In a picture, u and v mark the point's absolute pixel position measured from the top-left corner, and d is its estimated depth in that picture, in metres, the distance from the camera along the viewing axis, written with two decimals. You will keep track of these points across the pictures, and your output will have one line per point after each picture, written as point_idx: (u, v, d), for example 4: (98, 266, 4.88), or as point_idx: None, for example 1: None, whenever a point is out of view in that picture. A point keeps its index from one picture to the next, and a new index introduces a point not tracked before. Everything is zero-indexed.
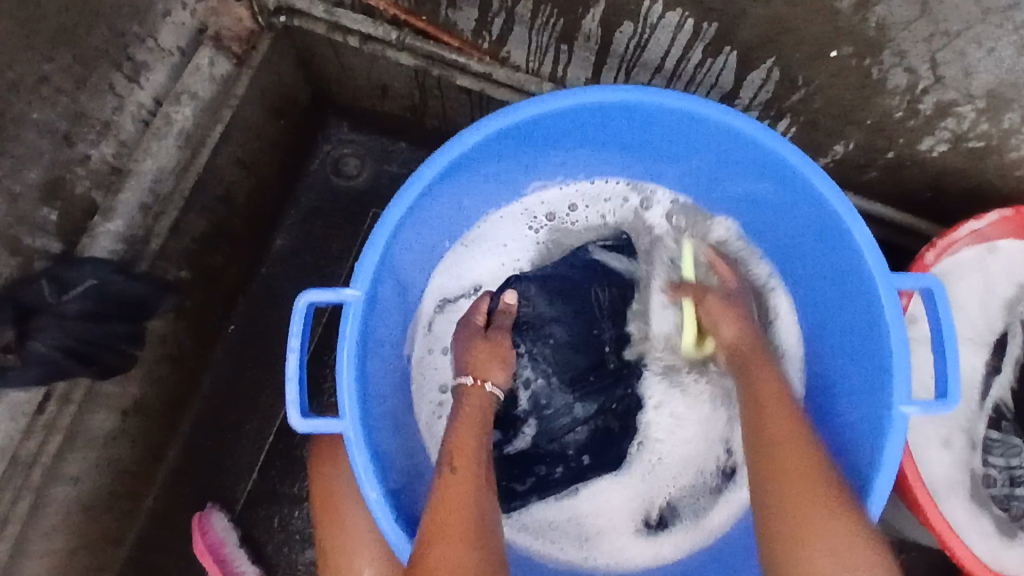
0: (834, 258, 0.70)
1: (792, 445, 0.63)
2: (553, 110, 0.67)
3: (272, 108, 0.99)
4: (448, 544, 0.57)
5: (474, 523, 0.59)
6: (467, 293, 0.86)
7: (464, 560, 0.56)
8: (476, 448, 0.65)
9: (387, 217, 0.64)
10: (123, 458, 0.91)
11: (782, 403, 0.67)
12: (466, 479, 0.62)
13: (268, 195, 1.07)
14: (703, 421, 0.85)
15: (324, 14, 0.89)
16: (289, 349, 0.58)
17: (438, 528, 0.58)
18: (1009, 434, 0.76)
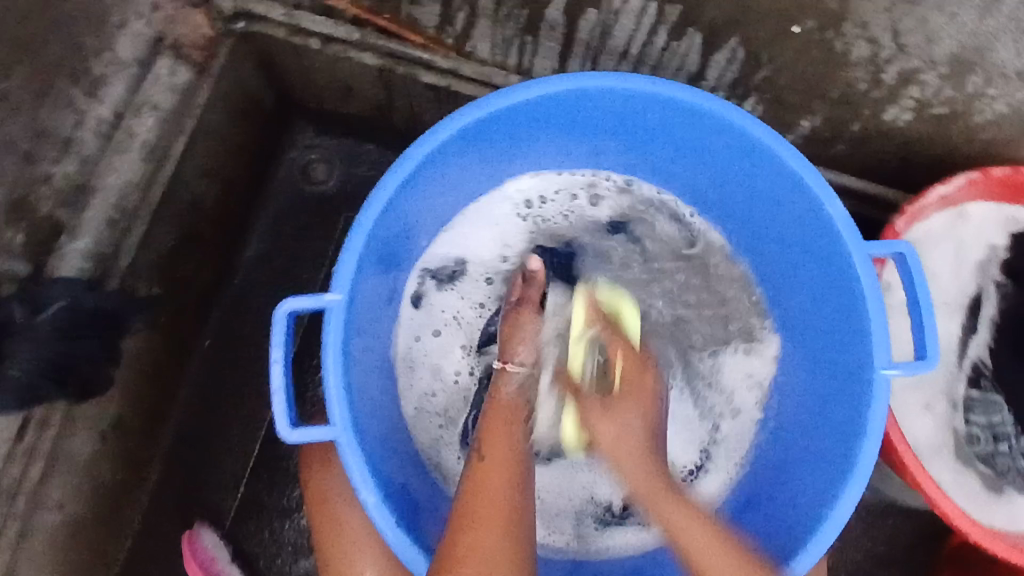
0: (808, 235, 0.70)
1: (687, 528, 0.61)
2: (524, 101, 0.67)
3: (236, 114, 0.97)
4: (483, 531, 0.56)
5: (511, 511, 0.58)
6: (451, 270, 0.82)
7: (496, 552, 0.55)
8: (507, 443, 0.63)
9: (362, 218, 0.63)
10: (107, 481, 0.89)
11: (651, 482, 0.63)
12: (500, 468, 0.60)
13: (235, 205, 1.05)
14: (749, 394, 0.81)
15: (283, 17, 0.88)
16: (274, 360, 0.57)
17: (470, 514, 0.57)
18: (989, 391, 0.76)
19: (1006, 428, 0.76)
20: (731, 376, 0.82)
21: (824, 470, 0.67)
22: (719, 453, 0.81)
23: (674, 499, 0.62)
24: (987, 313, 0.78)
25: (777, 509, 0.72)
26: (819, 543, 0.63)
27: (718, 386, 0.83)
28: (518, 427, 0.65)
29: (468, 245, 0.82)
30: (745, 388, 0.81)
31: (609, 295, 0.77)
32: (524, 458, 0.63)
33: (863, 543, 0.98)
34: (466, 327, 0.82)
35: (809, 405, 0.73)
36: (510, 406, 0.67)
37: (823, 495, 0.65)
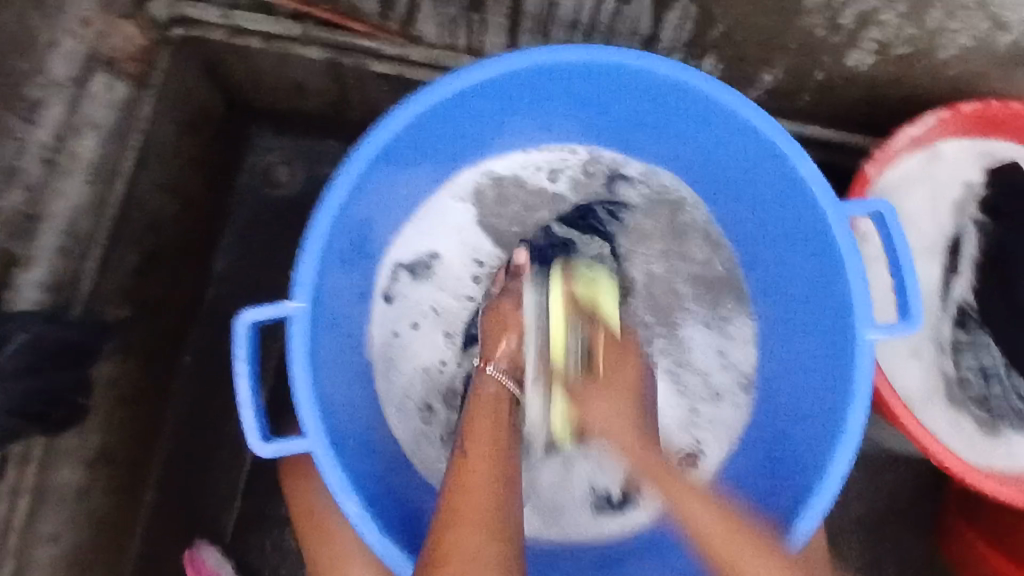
0: (780, 196, 0.68)
1: (672, 481, 0.63)
2: (474, 83, 0.64)
3: (187, 124, 0.94)
4: (462, 531, 0.54)
5: (491, 510, 0.55)
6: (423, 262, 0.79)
7: (481, 556, 0.53)
8: (489, 441, 0.60)
9: (318, 220, 0.60)
10: (100, 508, 0.87)
11: (624, 430, 0.66)
12: (483, 463, 0.58)
13: (198, 217, 1.02)
14: (726, 376, 0.78)
15: (219, 18, 0.85)
16: (239, 377, 0.56)
17: (450, 515, 0.55)
18: (977, 333, 0.74)
19: (998, 368, 0.73)
20: (702, 357, 0.79)
21: (815, 435, 0.65)
22: (703, 433, 0.77)
23: (651, 448, 0.65)
24: (968, 253, 0.76)
25: (770, 479, 0.70)
26: (816, 509, 0.61)
27: (691, 368, 0.79)
28: (503, 422, 0.63)
29: (438, 237, 0.80)
30: (719, 369, 0.78)
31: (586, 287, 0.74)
32: (510, 455, 0.61)
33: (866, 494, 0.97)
34: (444, 317, 0.79)
35: (795, 369, 0.72)
36: (492, 401, 0.64)
37: (817, 462, 0.63)
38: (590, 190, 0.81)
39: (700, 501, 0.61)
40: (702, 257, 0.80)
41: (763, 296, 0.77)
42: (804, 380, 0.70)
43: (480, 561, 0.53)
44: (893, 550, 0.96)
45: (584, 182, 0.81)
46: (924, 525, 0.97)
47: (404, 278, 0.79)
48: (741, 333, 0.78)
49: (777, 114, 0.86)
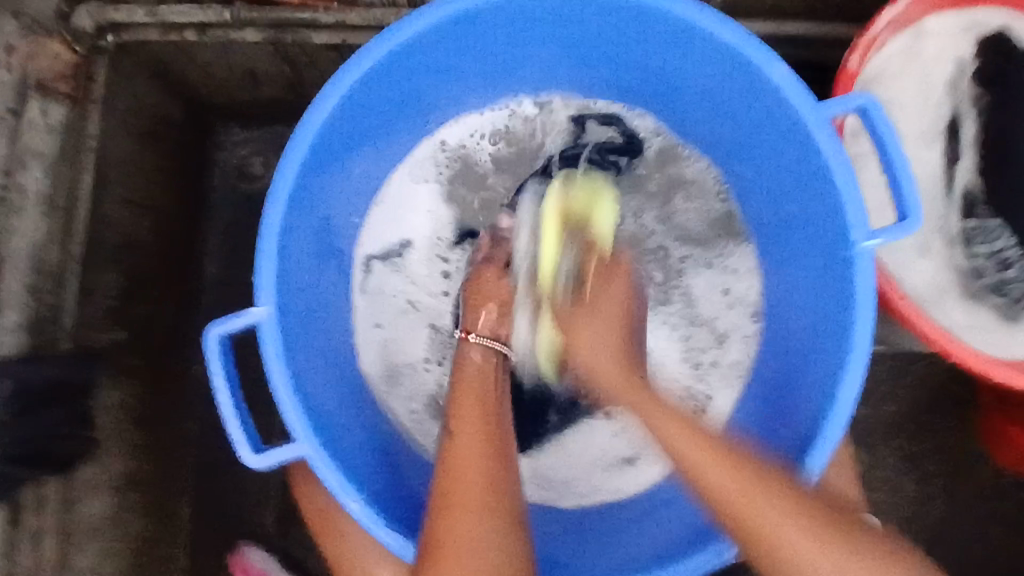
0: (757, 110, 0.63)
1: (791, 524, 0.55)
2: (407, 40, 0.60)
3: (146, 133, 0.91)
4: (459, 511, 0.54)
5: (487, 484, 0.55)
6: (394, 249, 0.76)
7: (478, 529, 0.53)
8: (476, 421, 0.58)
9: (268, 216, 0.57)
10: (132, 528, 0.88)
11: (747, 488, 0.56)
12: (475, 436, 0.57)
13: (176, 225, 0.99)
14: (733, 314, 0.75)
15: (146, 17, 0.80)
16: (218, 391, 0.54)
17: (445, 496, 0.55)
18: (987, 218, 0.70)
19: (1011, 252, 0.70)
20: (708, 301, 0.76)
21: (822, 355, 0.62)
22: (717, 378, 0.75)
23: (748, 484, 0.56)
24: (966, 134, 0.71)
25: (779, 413, 0.68)
26: (832, 433, 0.58)
27: (700, 318, 0.76)
28: (493, 396, 0.61)
29: (407, 220, 0.76)
30: (726, 308, 0.75)
31: (584, 189, 0.70)
32: (502, 427, 0.59)
33: (883, 387, 0.97)
34: (424, 306, 0.76)
35: (795, 294, 0.68)
36: (477, 376, 0.62)
37: (826, 385, 0.60)
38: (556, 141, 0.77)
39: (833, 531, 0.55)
40: (686, 195, 0.77)
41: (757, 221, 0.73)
42: (806, 302, 0.66)
43: (481, 538, 0.53)
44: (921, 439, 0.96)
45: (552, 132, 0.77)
46: (944, 408, 0.97)
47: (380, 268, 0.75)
48: (740, 263, 0.75)
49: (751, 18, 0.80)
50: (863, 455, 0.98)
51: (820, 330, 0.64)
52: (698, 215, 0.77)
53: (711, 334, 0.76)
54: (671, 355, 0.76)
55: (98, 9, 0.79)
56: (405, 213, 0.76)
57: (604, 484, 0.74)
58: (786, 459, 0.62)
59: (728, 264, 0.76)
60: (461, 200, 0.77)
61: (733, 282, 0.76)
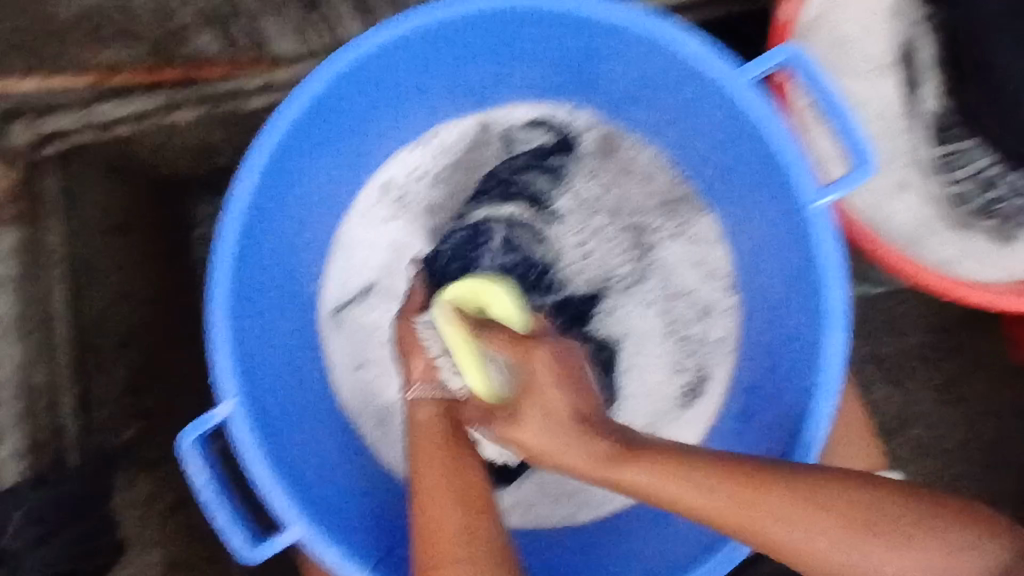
0: (689, 84, 0.60)
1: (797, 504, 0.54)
2: (316, 96, 0.58)
3: (118, 224, 0.89)
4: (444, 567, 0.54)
5: (460, 527, 0.55)
6: (361, 295, 0.74)
7: (461, 565, 0.54)
8: (440, 479, 0.58)
9: (214, 310, 0.56)
10: None
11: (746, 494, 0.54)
12: (438, 484, 0.58)
13: (181, 303, 0.98)
14: (710, 287, 0.72)
15: (79, 121, 0.80)
16: (200, 489, 0.55)
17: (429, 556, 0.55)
18: (960, 141, 0.66)
19: (992, 170, 0.66)
20: (682, 274, 0.73)
21: (806, 321, 0.60)
22: (707, 355, 0.73)
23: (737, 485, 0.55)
24: (928, 56, 0.66)
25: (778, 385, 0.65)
26: (826, 402, 0.57)
27: (677, 293, 0.74)
28: (452, 450, 0.61)
29: (366, 264, 0.74)
30: (702, 281, 0.73)
31: (462, 291, 0.67)
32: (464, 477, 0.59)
33: (879, 321, 0.96)
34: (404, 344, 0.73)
35: (770, 265, 0.65)
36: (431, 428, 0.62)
37: (810, 348, 0.59)
38: (488, 160, 0.75)
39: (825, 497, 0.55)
40: (646, 180, 0.73)
41: (714, 194, 0.70)
42: (777, 269, 0.64)
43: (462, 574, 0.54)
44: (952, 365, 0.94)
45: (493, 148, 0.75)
46: (942, 327, 0.96)
47: (345, 319, 0.73)
48: (705, 233, 0.72)
49: None
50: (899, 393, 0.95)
51: (801, 297, 0.61)
52: (659, 198, 0.73)
53: (692, 309, 0.73)
54: (654, 337, 0.74)
55: (34, 123, 0.79)
56: (363, 258, 0.74)
57: (618, 491, 0.74)
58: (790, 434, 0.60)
59: (692, 234, 0.73)
60: (416, 232, 0.74)
61: (706, 257, 0.73)
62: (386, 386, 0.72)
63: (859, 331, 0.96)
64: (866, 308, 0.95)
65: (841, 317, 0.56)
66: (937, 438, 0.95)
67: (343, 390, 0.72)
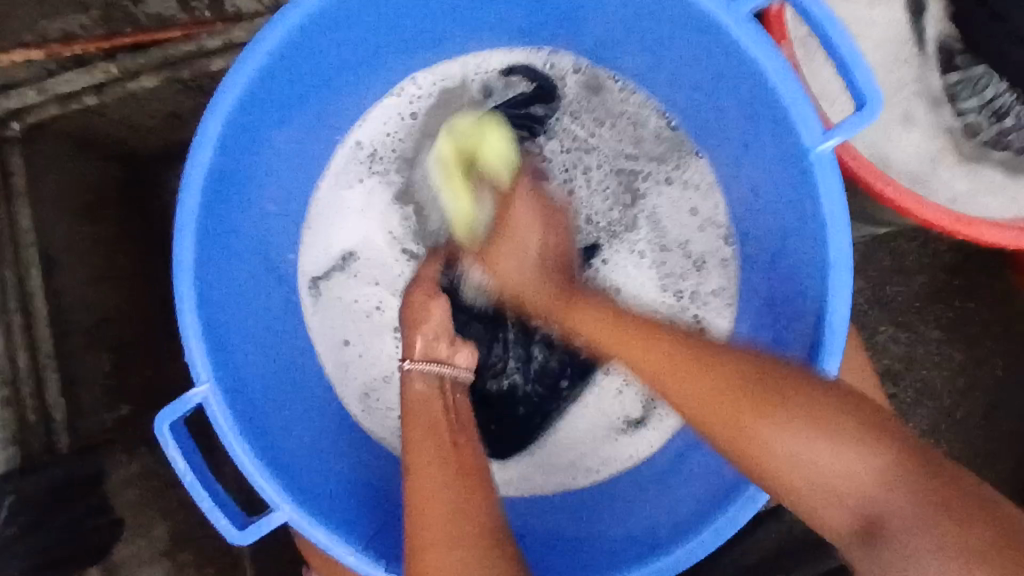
0: (675, 20, 0.55)
1: (773, 416, 0.52)
2: (270, 55, 0.54)
3: (90, 198, 0.86)
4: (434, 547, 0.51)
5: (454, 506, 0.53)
6: (340, 263, 0.72)
7: (451, 536, 0.52)
8: (430, 447, 0.56)
9: (179, 292, 0.53)
10: None
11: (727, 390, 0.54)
12: (427, 461, 0.56)
13: (159, 281, 0.96)
14: (706, 235, 0.70)
15: (37, 96, 0.76)
16: (183, 475, 0.52)
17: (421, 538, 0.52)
18: (969, 66, 0.62)
19: (1005, 98, 0.62)
20: (675, 222, 0.71)
21: (803, 268, 0.57)
22: (705, 307, 0.70)
23: (717, 376, 0.55)
24: None
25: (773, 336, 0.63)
26: (830, 355, 0.54)
27: (671, 241, 0.72)
28: (443, 423, 0.59)
29: (345, 229, 0.72)
30: (698, 230, 0.70)
31: (468, 131, 0.68)
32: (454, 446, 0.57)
33: (886, 262, 0.92)
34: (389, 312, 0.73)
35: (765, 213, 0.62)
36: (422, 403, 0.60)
37: (812, 298, 0.56)
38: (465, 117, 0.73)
39: (802, 394, 0.52)
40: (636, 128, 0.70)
41: (707, 138, 0.66)
42: (773, 217, 0.61)
43: (453, 546, 0.51)
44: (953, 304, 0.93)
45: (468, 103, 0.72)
46: (952, 264, 0.92)
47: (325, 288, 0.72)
48: (698, 177, 0.69)
49: None
50: (903, 334, 0.93)
51: (796, 243, 0.58)
52: (646, 144, 0.71)
53: (687, 259, 0.71)
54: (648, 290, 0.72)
55: None
56: (340, 223, 0.72)
57: (618, 451, 0.72)
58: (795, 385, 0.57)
59: (686, 180, 0.70)
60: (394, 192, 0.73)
61: (699, 207, 0.70)
62: (375, 352, 0.72)
63: (866, 272, 0.93)
64: (872, 249, 0.92)
65: (844, 265, 0.53)
66: (947, 377, 0.93)
67: (329, 361, 0.71)
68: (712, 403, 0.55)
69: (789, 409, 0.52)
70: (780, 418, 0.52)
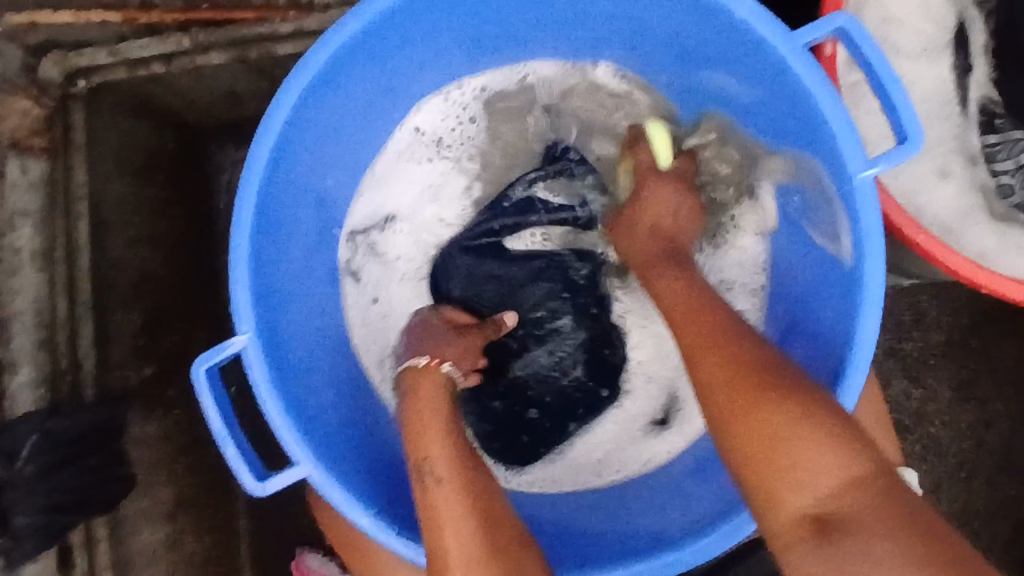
0: (738, 46, 0.59)
1: (786, 416, 0.52)
2: (350, 37, 0.58)
3: (142, 159, 0.89)
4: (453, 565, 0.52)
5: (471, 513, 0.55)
6: (377, 224, 0.77)
7: (485, 549, 0.53)
8: (443, 452, 0.58)
9: (236, 246, 0.57)
10: (197, 551, 0.88)
11: (754, 381, 0.55)
12: (445, 469, 0.57)
13: (196, 252, 0.98)
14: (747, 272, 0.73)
15: (111, 57, 0.79)
16: (211, 422, 0.56)
17: (438, 551, 0.53)
18: (1009, 130, 0.65)
19: None
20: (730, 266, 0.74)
21: (836, 291, 0.60)
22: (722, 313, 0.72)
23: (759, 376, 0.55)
24: (977, 41, 0.66)
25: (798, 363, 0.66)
26: (856, 369, 0.55)
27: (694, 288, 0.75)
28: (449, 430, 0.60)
29: (396, 198, 0.77)
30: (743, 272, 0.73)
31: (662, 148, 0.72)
32: (472, 462, 0.59)
33: (905, 315, 0.95)
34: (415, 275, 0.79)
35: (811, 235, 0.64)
36: (433, 407, 0.62)
37: (844, 329, 0.58)
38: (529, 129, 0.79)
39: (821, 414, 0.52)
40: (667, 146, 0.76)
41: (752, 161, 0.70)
42: (813, 238, 0.63)
43: (489, 557, 0.53)
44: (967, 365, 0.94)
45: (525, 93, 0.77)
46: (971, 326, 0.94)
47: (364, 244, 0.76)
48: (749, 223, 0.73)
49: None
50: (916, 389, 0.95)
51: (834, 272, 0.60)
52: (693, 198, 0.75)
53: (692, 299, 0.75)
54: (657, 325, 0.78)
55: (65, 58, 0.77)
56: (392, 193, 0.77)
57: (629, 459, 0.74)
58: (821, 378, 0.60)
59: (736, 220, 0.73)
60: (456, 175, 0.79)
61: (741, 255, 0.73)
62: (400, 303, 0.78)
63: (886, 323, 0.95)
64: (894, 301, 0.94)
65: (875, 295, 0.55)
66: (953, 435, 0.95)
67: (358, 321, 0.74)
68: (745, 408, 0.54)
69: (808, 415, 0.52)
70: (796, 422, 0.52)
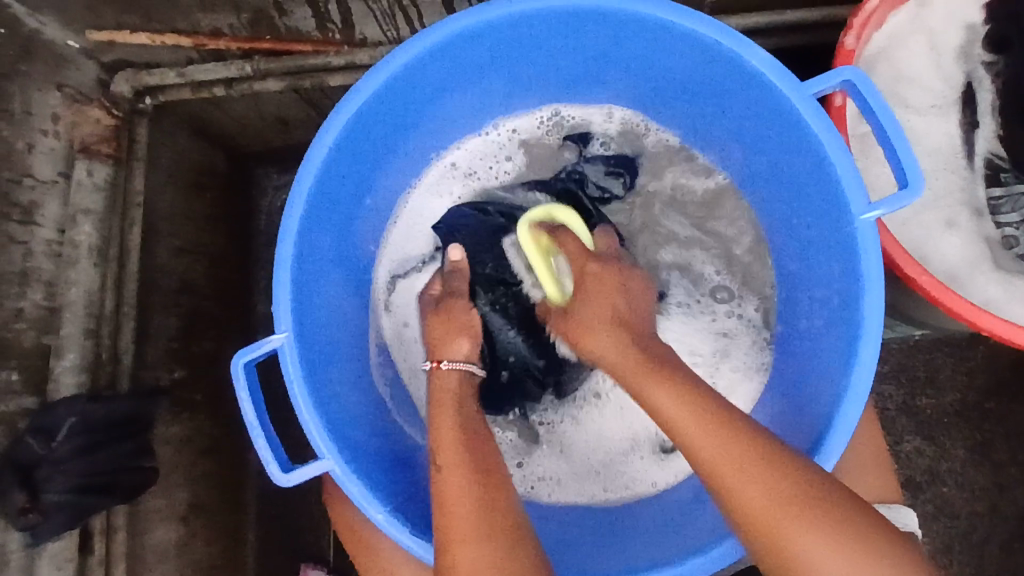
0: (753, 96, 0.63)
1: (813, 523, 0.52)
2: (400, 68, 0.64)
3: (191, 174, 0.95)
4: (461, 544, 0.56)
5: (479, 491, 0.58)
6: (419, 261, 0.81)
7: (480, 529, 0.56)
8: (457, 440, 0.61)
9: (280, 250, 0.62)
10: (205, 556, 0.90)
11: (794, 495, 0.53)
12: (458, 460, 0.59)
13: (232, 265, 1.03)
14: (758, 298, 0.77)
15: (177, 78, 0.86)
16: (245, 413, 0.58)
17: (447, 531, 0.57)
18: (1013, 185, 0.70)
19: None
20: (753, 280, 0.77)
21: (839, 331, 0.62)
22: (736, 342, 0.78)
23: (788, 492, 0.53)
24: (984, 99, 0.71)
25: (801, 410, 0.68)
26: (853, 403, 0.58)
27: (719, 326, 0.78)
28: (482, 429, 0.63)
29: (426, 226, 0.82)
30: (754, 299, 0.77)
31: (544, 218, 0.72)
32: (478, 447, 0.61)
33: (919, 371, 0.96)
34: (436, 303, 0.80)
35: (812, 276, 0.68)
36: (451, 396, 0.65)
37: (842, 365, 0.60)
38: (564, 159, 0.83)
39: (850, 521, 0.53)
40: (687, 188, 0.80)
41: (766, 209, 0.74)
42: (822, 279, 0.66)
43: (483, 539, 0.56)
44: (980, 425, 0.95)
45: (554, 133, 0.82)
46: (986, 387, 0.95)
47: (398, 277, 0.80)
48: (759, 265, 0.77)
49: (747, 27, 0.81)
50: (927, 445, 0.95)
51: (835, 312, 0.63)
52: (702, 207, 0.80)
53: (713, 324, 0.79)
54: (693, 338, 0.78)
55: (136, 76, 0.85)
56: (425, 222, 0.82)
57: (639, 480, 0.77)
58: (824, 416, 0.61)
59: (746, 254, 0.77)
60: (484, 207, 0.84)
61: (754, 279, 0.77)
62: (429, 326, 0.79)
63: (899, 378, 0.96)
64: (907, 355, 0.96)
65: (875, 326, 0.57)
66: (966, 495, 0.94)
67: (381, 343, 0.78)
68: (766, 506, 0.53)
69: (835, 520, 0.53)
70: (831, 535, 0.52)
